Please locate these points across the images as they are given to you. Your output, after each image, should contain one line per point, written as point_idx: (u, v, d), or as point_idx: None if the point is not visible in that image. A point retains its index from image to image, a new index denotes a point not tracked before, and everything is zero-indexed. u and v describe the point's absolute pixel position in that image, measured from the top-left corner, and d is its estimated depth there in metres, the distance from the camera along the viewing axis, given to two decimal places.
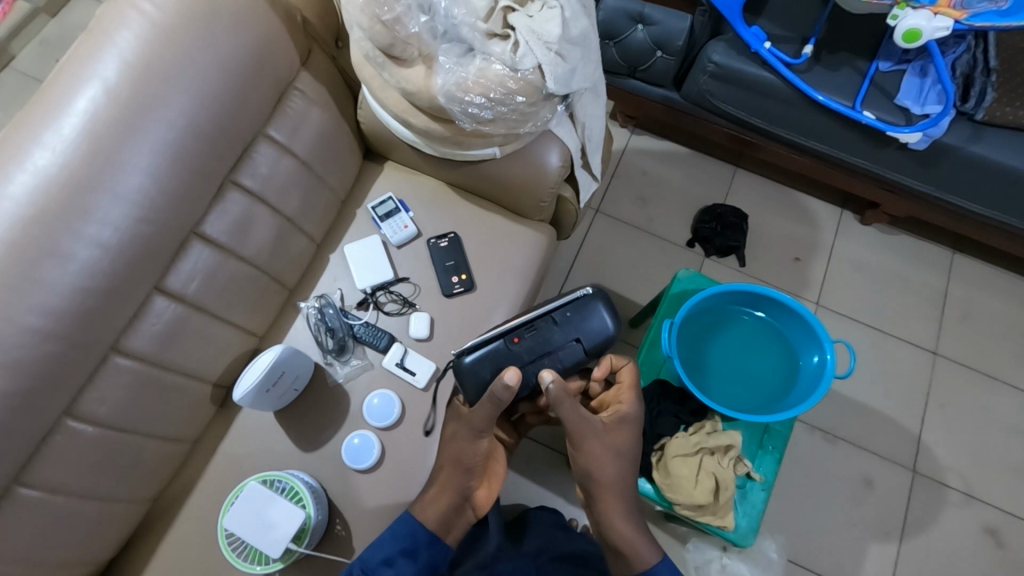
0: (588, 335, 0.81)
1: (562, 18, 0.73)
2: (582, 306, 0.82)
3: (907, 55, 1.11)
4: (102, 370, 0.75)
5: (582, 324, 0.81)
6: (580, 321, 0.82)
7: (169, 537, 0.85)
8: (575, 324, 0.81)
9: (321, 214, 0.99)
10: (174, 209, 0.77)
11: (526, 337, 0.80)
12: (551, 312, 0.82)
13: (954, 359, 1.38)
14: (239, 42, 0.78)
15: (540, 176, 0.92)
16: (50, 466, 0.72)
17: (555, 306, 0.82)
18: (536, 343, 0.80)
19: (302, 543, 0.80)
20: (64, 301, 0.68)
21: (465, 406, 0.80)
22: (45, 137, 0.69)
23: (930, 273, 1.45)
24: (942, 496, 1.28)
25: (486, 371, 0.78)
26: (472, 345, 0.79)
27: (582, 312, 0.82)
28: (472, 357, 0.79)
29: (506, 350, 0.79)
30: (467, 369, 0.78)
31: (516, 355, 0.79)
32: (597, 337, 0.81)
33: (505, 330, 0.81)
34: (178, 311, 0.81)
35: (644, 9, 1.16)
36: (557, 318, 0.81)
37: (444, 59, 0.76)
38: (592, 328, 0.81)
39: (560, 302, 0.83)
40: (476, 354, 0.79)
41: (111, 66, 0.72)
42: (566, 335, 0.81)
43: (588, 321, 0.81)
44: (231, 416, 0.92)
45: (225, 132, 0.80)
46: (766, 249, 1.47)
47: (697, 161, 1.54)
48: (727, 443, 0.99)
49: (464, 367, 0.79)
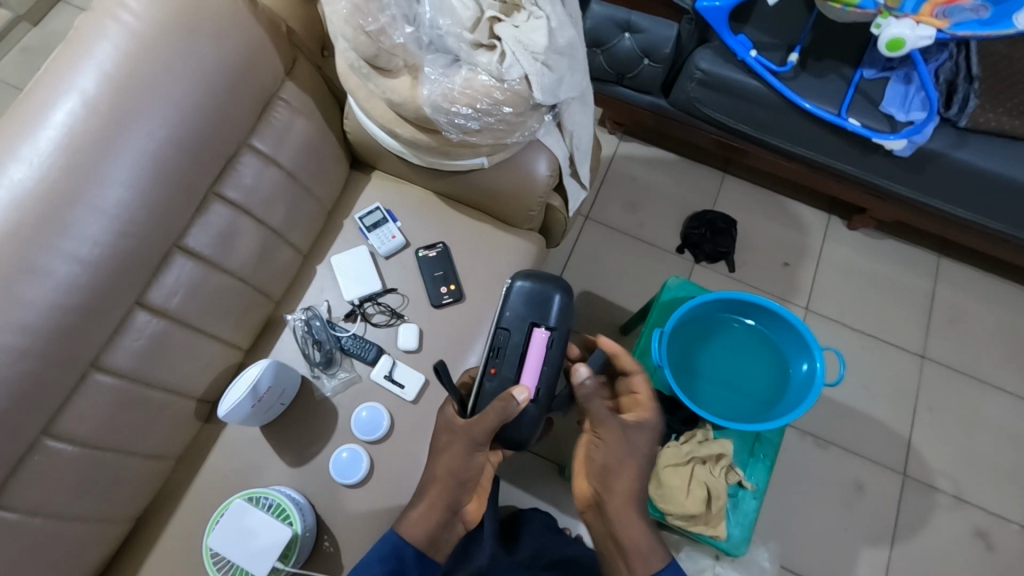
0: (541, 315, 0.81)
1: (548, 28, 0.73)
2: (520, 295, 0.81)
3: (891, 62, 1.12)
4: (82, 388, 0.73)
5: (532, 309, 0.81)
6: (528, 308, 0.81)
7: (154, 555, 0.83)
8: (526, 314, 0.81)
9: (307, 224, 0.97)
10: (156, 221, 0.75)
11: (499, 360, 0.79)
12: (501, 319, 0.81)
13: (942, 363, 1.39)
14: (222, 52, 0.77)
15: (528, 185, 0.91)
16: (28, 488, 0.70)
17: (499, 314, 0.81)
18: (510, 358, 0.79)
19: (289, 562, 0.79)
20: (40, 318, 0.67)
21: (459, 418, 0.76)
22: (21, 150, 0.68)
23: (917, 276, 1.46)
24: (932, 499, 1.28)
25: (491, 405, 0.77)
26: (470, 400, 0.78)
27: (524, 301, 0.81)
28: (478, 410, 0.78)
29: (495, 385, 0.78)
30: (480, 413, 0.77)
31: (505, 380, 0.78)
32: (552, 311, 0.81)
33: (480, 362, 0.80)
34: (160, 325, 0.79)
35: (630, 18, 1.17)
36: (507, 323, 0.80)
37: (431, 69, 0.75)
38: (541, 306, 0.81)
39: (502, 305, 0.82)
40: (478, 406, 0.77)
41: (90, 78, 0.70)
42: (525, 330, 0.80)
43: (535, 304, 0.81)
44: (216, 432, 0.90)
45: (207, 144, 0.79)
46: (755, 254, 1.47)
47: (686, 168, 1.55)
48: (719, 452, 0.98)
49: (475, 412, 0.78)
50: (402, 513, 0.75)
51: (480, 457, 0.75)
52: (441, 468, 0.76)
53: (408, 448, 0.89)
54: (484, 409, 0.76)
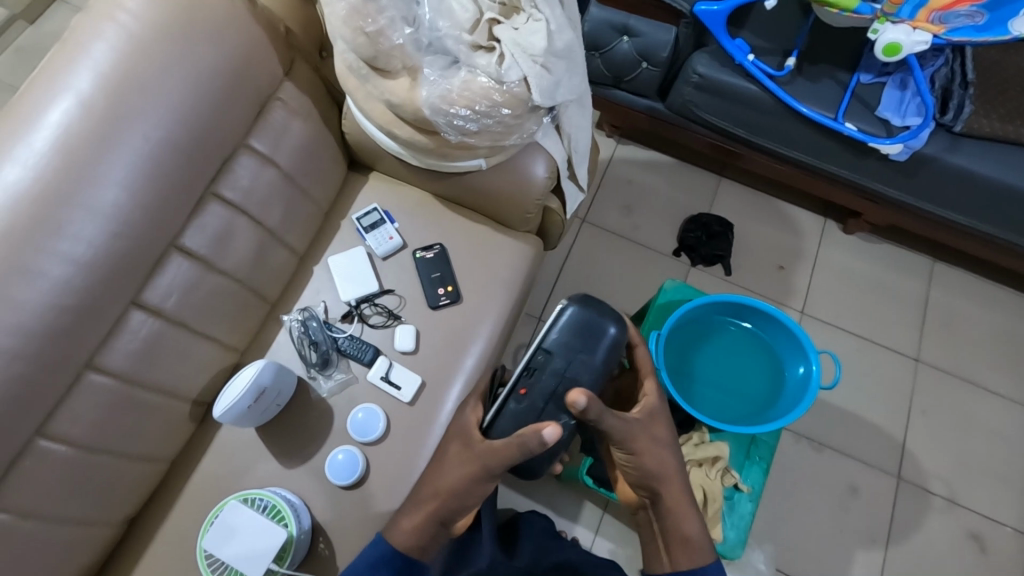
0: (590, 347, 0.77)
1: (547, 30, 0.73)
2: (572, 323, 0.77)
3: (887, 67, 1.13)
4: (77, 388, 0.73)
5: (580, 340, 0.77)
6: (577, 336, 0.77)
7: (149, 557, 0.83)
8: (572, 344, 0.77)
9: (304, 225, 0.97)
10: (151, 221, 0.75)
11: (530, 382, 0.77)
12: (544, 342, 0.78)
13: (936, 366, 1.40)
14: (218, 52, 0.77)
15: (526, 188, 0.92)
16: (20, 489, 0.69)
17: (543, 335, 0.78)
18: (543, 383, 0.77)
19: (285, 563, 0.78)
20: (34, 318, 0.66)
21: (478, 436, 0.75)
22: (16, 150, 0.67)
23: (912, 280, 1.47)
24: (927, 502, 1.29)
25: (513, 425, 0.76)
26: (490, 417, 0.77)
27: (572, 327, 0.78)
28: (496, 428, 0.76)
29: (521, 408, 0.76)
30: (497, 429, 0.76)
31: (533, 406, 0.76)
32: (604, 344, 0.77)
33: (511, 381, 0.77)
34: (156, 326, 0.79)
35: (628, 22, 1.18)
36: (550, 346, 0.77)
37: (429, 71, 0.74)
38: (592, 338, 0.77)
39: (549, 327, 0.78)
40: (498, 425, 0.76)
41: (86, 78, 0.70)
42: (568, 358, 0.77)
43: (584, 334, 0.77)
44: (211, 433, 0.90)
45: (204, 144, 0.78)
46: (752, 257, 1.48)
47: (683, 172, 1.56)
48: (715, 454, 0.97)
49: (494, 428, 0.76)
50: (393, 519, 0.76)
51: (485, 478, 0.73)
52: (439, 471, 0.75)
53: (405, 451, 0.88)
54: (505, 432, 0.75)
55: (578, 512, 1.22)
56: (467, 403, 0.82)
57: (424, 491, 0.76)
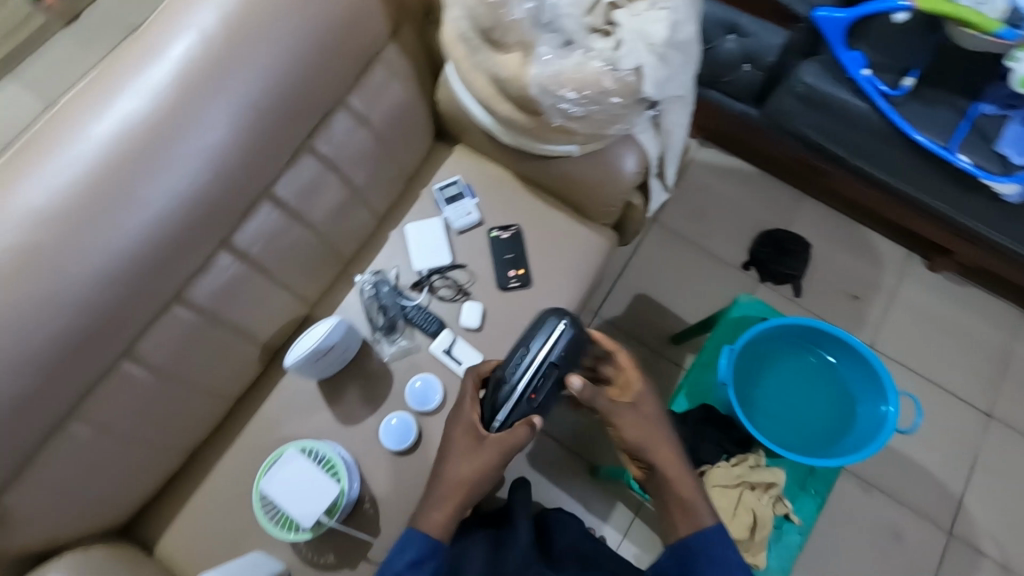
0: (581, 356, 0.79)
1: (671, 20, 0.70)
2: (574, 339, 0.77)
3: (1013, 100, 1.05)
4: (163, 318, 0.75)
5: (576, 351, 0.78)
6: (575, 349, 0.78)
7: (205, 488, 0.86)
8: (571, 354, 0.78)
9: (387, 188, 0.97)
10: (249, 166, 0.76)
11: (535, 388, 0.76)
12: (552, 355, 0.76)
13: (1007, 424, 1.32)
14: (333, 5, 0.77)
15: (614, 180, 0.91)
16: (102, 405, 0.73)
17: (550, 352, 0.75)
18: (547, 390, 0.77)
19: (334, 518, 0.78)
20: (132, 246, 0.68)
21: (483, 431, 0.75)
22: (135, 82, 0.69)
23: (996, 330, 1.38)
24: (976, 563, 1.22)
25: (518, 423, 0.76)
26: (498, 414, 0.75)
27: (573, 342, 0.77)
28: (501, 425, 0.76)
29: (527, 409, 0.76)
30: (502, 427, 0.76)
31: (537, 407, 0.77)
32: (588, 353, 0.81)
33: (521, 388, 0.75)
34: (240, 269, 0.81)
35: (740, 20, 1.23)
36: (557, 359, 0.76)
37: (544, 49, 0.71)
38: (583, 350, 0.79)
39: (554, 342, 0.76)
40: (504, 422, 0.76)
41: (208, 16, 0.71)
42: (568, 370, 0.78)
43: (579, 347, 0.78)
44: (273, 379, 0.92)
45: (307, 95, 0.79)
46: (825, 281, 1.42)
47: (765, 183, 1.50)
48: (770, 481, 0.89)
49: (500, 424, 0.76)
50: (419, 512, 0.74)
51: None
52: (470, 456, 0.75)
53: None
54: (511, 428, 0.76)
55: (608, 512, 1.21)
56: (462, 399, 0.79)
57: (443, 484, 0.74)
